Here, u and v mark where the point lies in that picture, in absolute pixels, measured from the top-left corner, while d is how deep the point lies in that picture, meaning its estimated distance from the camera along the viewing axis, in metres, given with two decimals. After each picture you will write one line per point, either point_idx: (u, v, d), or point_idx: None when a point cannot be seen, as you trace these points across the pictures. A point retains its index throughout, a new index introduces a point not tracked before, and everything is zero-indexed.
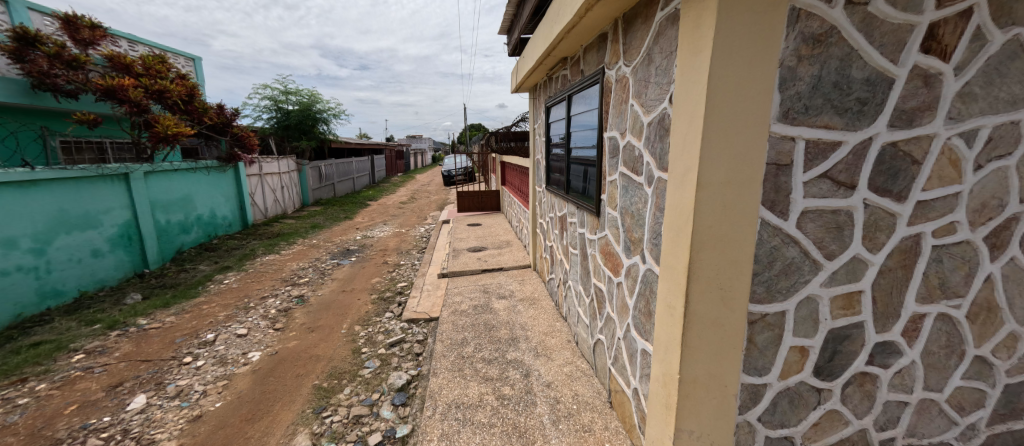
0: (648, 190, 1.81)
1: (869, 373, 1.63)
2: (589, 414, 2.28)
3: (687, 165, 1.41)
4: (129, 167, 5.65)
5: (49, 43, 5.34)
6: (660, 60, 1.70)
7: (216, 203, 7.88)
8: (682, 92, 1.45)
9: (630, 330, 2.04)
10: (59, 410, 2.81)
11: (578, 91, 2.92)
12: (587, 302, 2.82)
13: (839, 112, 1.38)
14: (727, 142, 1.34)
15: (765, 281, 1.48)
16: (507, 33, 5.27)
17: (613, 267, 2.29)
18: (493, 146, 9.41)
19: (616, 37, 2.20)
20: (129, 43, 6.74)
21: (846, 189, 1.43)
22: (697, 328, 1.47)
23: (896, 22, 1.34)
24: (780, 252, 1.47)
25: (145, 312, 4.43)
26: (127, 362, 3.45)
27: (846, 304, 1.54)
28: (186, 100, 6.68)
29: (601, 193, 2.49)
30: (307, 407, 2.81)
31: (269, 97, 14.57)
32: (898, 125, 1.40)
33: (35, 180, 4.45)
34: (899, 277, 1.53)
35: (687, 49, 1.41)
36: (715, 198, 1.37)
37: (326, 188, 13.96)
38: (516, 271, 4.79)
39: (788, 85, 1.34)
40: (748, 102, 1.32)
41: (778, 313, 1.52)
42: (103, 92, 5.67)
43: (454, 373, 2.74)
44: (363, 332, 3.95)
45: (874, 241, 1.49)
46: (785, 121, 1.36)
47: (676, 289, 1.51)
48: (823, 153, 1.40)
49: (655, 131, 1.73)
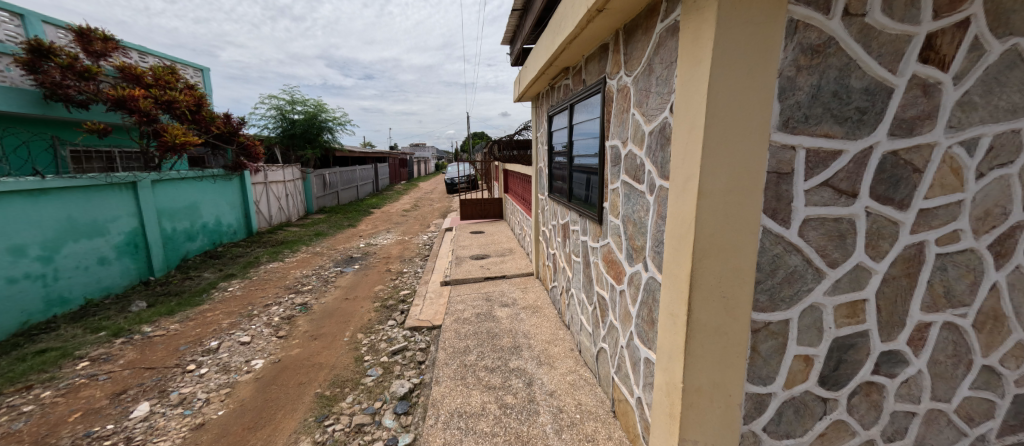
0: (650, 198, 1.82)
1: (875, 383, 1.62)
2: (593, 423, 2.26)
3: (688, 174, 1.43)
4: (137, 176, 5.73)
5: (62, 55, 5.47)
6: (660, 71, 1.72)
7: (221, 212, 7.95)
8: (682, 102, 1.47)
9: (633, 338, 2.04)
10: (63, 418, 2.82)
11: (580, 100, 2.97)
12: (589, 311, 2.82)
13: (839, 121, 1.39)
14: (728, 151, 1.35)
15: (768, 290, 1.48)
16: (509, 44, 5.37)
17: (615, 274, 2.31)
18: (495, 154, 9.51)
19: (616, 48, 2.24)
20: (139, 55, 6.85)
21: (847, 197, 1.44)
22: (699, 336, 1.46)
23: (894, 33, 1.35)
24: (782, 261, 1.47)
25: (150, 320, 4.46)
26: (131, 369, 3.47)
27: (850, 313, 1.53)
28: (195, 110, 6.79)
29: (602, 201, 2.52)
30: (309, 415, 2.81)
31: (274, 106, 14.78)
32: (898, 133, 1.41)
33: (46, 189, 4.53)
34: (903, 286, 1.53)
35: (687, 59, 1.43)
36: (715, 206, 1.38)
37: (330, 197, 14.00)
38: (519, 279, 4.78)
39: (788, 94, 1.36)
40: (748, 111, 1.33)
41: (781, 321, 1.51)
42: (114, 102, 5.78)
43: (456, 382, 2.73)
44: (366, 339, 3.96)
45: (877, 249, 1.49)
46: (785, 130, 1.37)
47: (678, 297, 1.51)
48: (823, 161, 1.41)
49: (656, 140, 1.75)
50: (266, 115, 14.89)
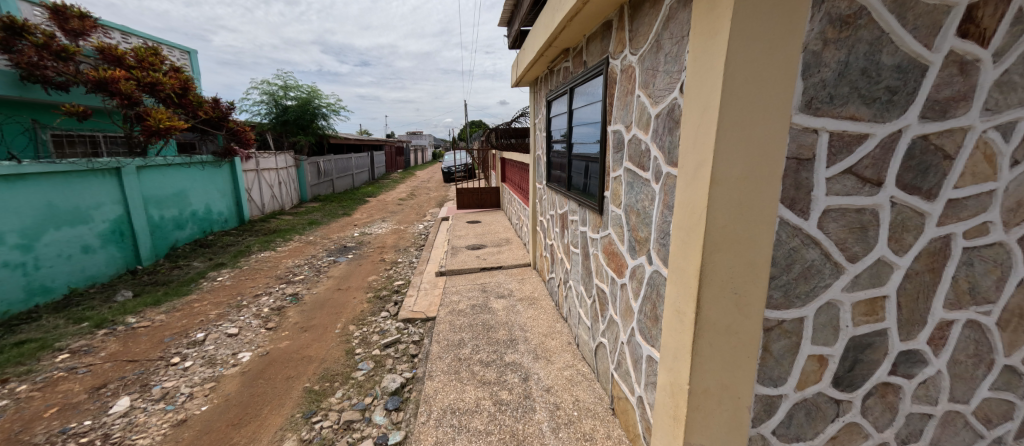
0: (656, 186, 1.69)
1: (892, 384, 1.52)
2: (591, 421, 2.18)
3: (699, 160, 1.30)
4: (121, 161, 5.53)
5: (37, 33, 5.20)
6: (670, 46, 1.57)
7: (211, 199, 7.75)
8: (694, 81, 1.33)
9: (635, 335, 1.93)
10: (38, 413, 2.71)
11: (580, 83, 2.81)
12: (588, 304, 2.71)
13: (866, 102, 1.26)
14: (747, 133, 1.23)
15: (782, 286, 1.37)
16: (507, 25, 5.14)
17: (616, 267, 2.19)
18: (493, 142, 9.51)
19: (621, 24, 2.07)
20: (121, 35, 6.61)
21: (872, 185, 1.32)
22: (708, 335, 1.36)
23: (932, 3, 1.22)
24: (799, 255, 1.36)
25: (135, 310, 4.32)
26: (112, 362, 3.34)
27: (868, 310, 1.43)
28: (181, 93, 6.55)
29: (603, 190, 2.39)
30: (296, 411, 2.71)
31: (266, 91, 14.42)
32: (930, 116, 1.28)
33: (23, 174, 4.36)
34: (925, 282, 1.43)
35: (701, 32, 1.29)
36: (730, 195, 1.26)
37: (324, 185, 13.81)
38: (516, 270, 4.67)
39: (813, 71, 1.22)
40: (769, 90, 1.21)
41: (795, 320, 1.41)
42: (94, 84, 5.52)
43: (450, 377, 2.64)
44: (358, 332, 3.85)
45: (900, 242, 1.38)
46: (808, 111, 1.25)
47: (686, 294, 1.39)
48: (848, 146, 1.29)
49: (664, 123, 1.61)
50: (259, 101, 14.55)
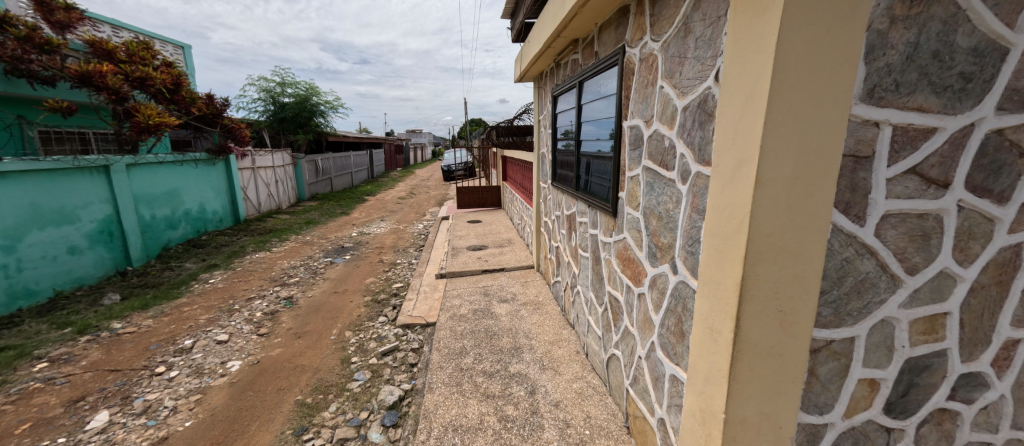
0: (682, 187, 1.52)
1: (949, 410, 1.36)
2: (604, 442, 2.01)
3: (741, 157, 1.13)
4: (109, 159, 5.35)
5: (20, 25, 5.00)
6: (702, 30, 1.40)
7: (205, 198, 7.57)
8: (735, 67, 1.16)
9: (655, 350, 1.77)
10: (10, 429, 2.54)
11: (591, 76, 2.64)
12: (599, 312, 2.54)
13: (936, 91, 1.09)
14: (800, 126, 1.05)
15: (833, 302, 1.20)
16: (510, 18, 4.95)
17: (632, 274, 2.02)
18: (494, 140, 9.32)
19: (640, 10, 1.90)
20: (112, 29, 6.42)
21: (938, 187, 1.15)
22: (748, 358, 1.19)
23: None
24: (852, 266, 1.19)
25: (121, 315, 4.15)
26: (94, 371, 3.17)
27: (927, 328, 1.26)
28: (173, 89, 6.36)
29: (617, 190, 2.22)
30: (287, 427, 2.54)
31: (263, 88, 14.21)
32: (1008, 107, 1.11)
33: (4, 172, 4.18)
34: (992, 296, 1.26)
35: (744, 10, 1.12)
36: (778, 199, 1.09)
37: (322, 183, 13.62)
38: (519, 272, 4.50)
39: (877, 54, 1.05)
40: (826, 76, 1.04)
41: (846, 339, 1.24)
42: (80, 79, 5.33)
43: (451, 389, 2.47)
44: (354, 338, 3.68)
45: (966, 252, 1.21)
46: (870, 102, 1.07)
47: (723, 310, 1.22)
48: (913, 142, 1.12)
49: (693, 116, 1.44)
50: (256, 98, 14.34)
